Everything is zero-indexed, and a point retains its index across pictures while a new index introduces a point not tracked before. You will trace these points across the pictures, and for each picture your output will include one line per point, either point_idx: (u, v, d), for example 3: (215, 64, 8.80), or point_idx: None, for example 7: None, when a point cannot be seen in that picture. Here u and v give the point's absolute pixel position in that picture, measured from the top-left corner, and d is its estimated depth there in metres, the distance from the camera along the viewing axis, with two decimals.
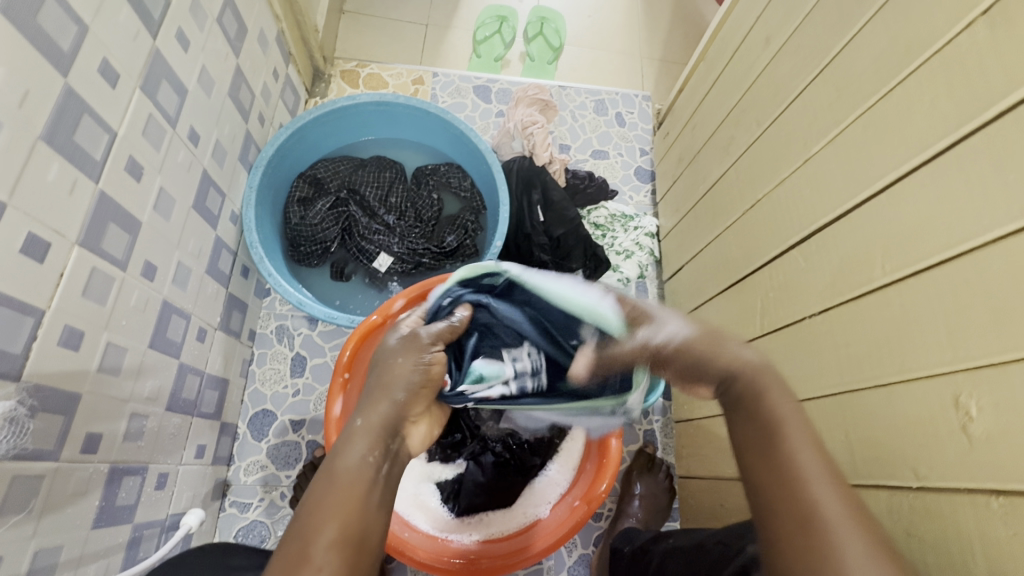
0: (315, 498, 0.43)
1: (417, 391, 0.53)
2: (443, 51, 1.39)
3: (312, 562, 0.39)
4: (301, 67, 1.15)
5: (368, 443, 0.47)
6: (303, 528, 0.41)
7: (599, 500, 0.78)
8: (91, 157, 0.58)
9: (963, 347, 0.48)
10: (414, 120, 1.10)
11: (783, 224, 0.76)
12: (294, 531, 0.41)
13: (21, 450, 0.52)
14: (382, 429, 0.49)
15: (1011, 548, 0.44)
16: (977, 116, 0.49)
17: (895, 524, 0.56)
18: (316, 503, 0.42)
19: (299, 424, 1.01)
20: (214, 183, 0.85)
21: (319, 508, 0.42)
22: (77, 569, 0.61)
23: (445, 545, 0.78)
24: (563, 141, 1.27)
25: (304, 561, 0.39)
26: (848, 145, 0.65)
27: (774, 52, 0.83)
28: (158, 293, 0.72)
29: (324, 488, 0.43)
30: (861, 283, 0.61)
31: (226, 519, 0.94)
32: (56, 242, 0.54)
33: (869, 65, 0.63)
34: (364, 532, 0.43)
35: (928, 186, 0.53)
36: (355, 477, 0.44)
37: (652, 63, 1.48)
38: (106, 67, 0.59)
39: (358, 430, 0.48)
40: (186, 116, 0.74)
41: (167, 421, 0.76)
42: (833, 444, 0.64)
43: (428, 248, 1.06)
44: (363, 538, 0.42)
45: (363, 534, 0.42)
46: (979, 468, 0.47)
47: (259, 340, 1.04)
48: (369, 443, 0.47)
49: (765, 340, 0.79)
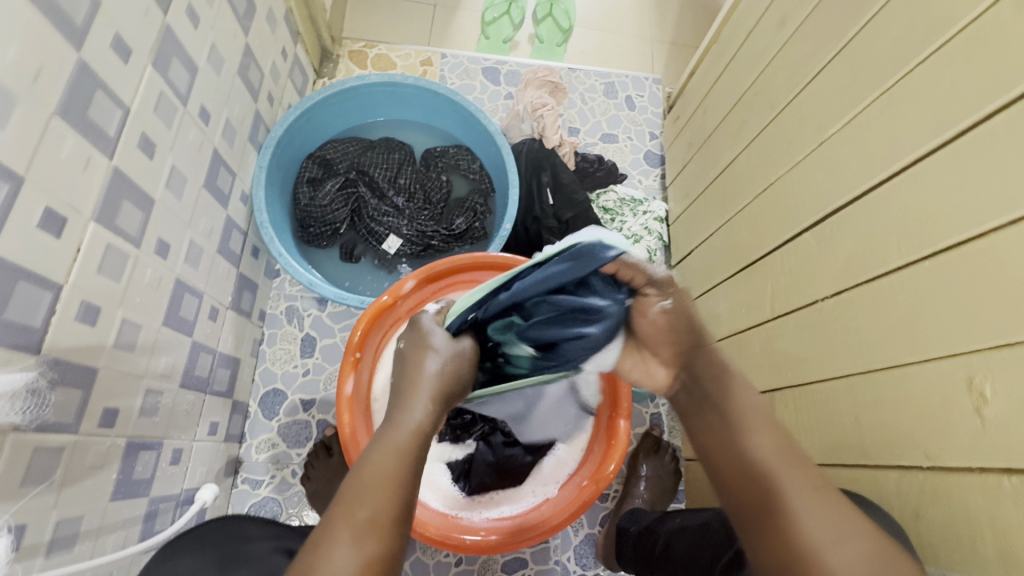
0: (381, 466, 0.44)
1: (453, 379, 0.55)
2: (451, 32, 1.37)
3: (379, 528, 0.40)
4: (309, 47, 1.14)
5: (427, 423, 0.49)
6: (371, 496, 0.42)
7: (607, 479, 0.79)
8: (104, 133, 0.58)
9: (978, 329, 0.48)
10: (423, 102, 1.09)
11: (795, 208, 0.76)
12: (357, 496, 0.42)
13: (42, 421, 0.52)
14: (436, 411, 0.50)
15: (1020, 527, 0.45)
16: (1000, 95, 0.48)
17: (904, 505, 0.56)
18: (381, 471, 0.43)
19: (310, 403, 1.02)
20: (225, 163, 0.84)
21: (386, 477, 0.43)
22: (97, 539, 0.62)
23: (455, 522, 0.78)
24: (572, 124, 1.26)
25: (373, 527, 0.40)
26: (865, 126, 0.64)
27: (790, 32, 0.81)
28: (171, 271, 0.72)
29: (389, 458, 0.44)
30: (875, 266, 0.61)
31: (238, 495, 0.96)
32: (72, 218, 0.54)
33: (889, 44, 0.62)
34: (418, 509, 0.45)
35: (947, 167, 0.53)
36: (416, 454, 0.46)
37: (663, 45, 1.46)
38: (118, 42, 0.58)
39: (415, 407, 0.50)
40: (197, 93, 0.74)
41: (181, 398, 0.77)
42: (843, 426, 0.65)
43: (437, 230, 1.06)
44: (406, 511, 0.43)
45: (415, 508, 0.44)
46: (991, 449, 0.47)
47: (269, 321, 1.05)
48: (427, 422, 0.49)
49: (774, 324, 0.79)
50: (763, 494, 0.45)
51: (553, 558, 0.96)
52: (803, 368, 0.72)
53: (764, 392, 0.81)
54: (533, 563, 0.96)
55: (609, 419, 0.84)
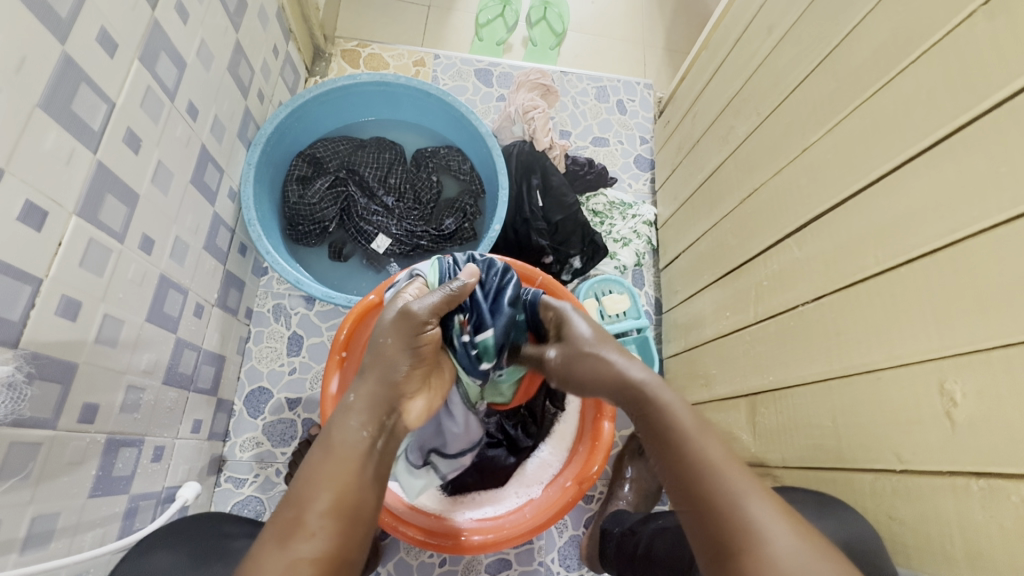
0: (306, 477, 0.46)
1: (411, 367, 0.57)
2: (445, 33, 1.38)
3: (305, 528, 0.43)
4: (301, 45, 1.14)
5: (363, 419, 0.51)
6: (298, 498, 0.44)
7: (590, 480, 0.78)
8: (88, 128, 0.57)
9: (952, 334, 0.49)
10: (414, 102, 1.09)
11: (779, 213, 0.77)
12: (289, 499, 0.45)
13: (19, 416, 0.52)
14: (374, 407, 0.52)
15: (988, 530, 0.46)
16: (974, 106, 0.49)
17: (879, 508, 0.57)
18: (313, 473, 0.46)
19: (296, 402, 1.01)
20: (213, 159, 0.84)
21: (315, 478, 0.46)
22: (74, 536, 0.62)
23: (441, 522, 0.78)
24: (563, 128, 1.26)
25: (298, 526, 0.43)
26: (846, 134, 0.65)
27: (776, 40, 0.83)
28: (156, 267, 0.72)
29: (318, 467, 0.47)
30: (853, 271, 0.62)
31: (221, 494, 0.95)
32: (54, 211, 0.54)
33: (870, 54, 0.63)
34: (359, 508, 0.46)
35: (925, 176, 0.54)
36: (349, 456, 0.48)
37: (656, 52, 1.47)
38: (104, 36, 0.58)
39: (355, 404, 0.52)
40: (185, 89, 0.74)
41: (164, 395, 0.77)
42: (823, 430, 0.65)
43: (426, 230, 1.06)
44: (358, 508, 0.46)
45: (358, 504, 0.46)
46: (961, 452, 0.48)
47: (256, 319, 1.05)
48: (363, 419, 0.51)
49: (757, 328, 0.80)
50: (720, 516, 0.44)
51: (537, 559, 0.96)
52: (785, 372, 0.72)
53: (748, 395, 0.81)
54: (517, 564, 0.96)
55: (593, 421, 0.84)
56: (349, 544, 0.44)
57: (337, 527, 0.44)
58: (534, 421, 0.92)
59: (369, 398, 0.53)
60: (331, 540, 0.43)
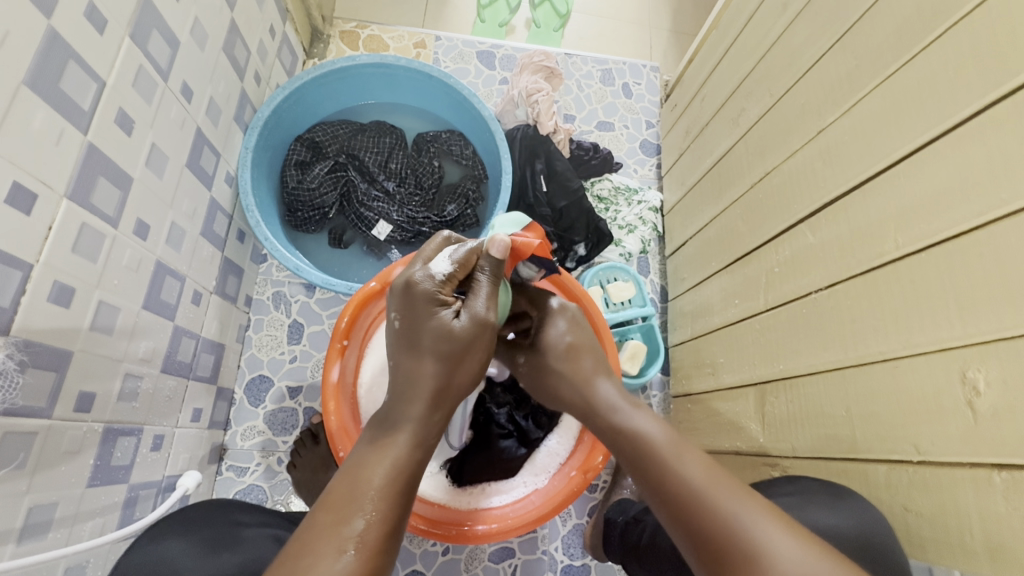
0: (334, 492, 0.43)
1: (452, 358, 0.50)
2: (446, 14, 1.34)
3: (344, 535, 0.40)
4: (298, 26, 1.11)
5: (417, 413, 0.48)
6: (336, 504, 0.42)
7: (596, 470, 0.77)
8: (78, 107, 0.55)
9: (978, 321, 0.47)
10: (415, 84, 1.06)
11: (792, 198, 0.74)
12: (328, 499, 0.42)
13: (11, 405, 0.51)
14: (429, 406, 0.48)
15: (1012, 522, 0.44)
16: (1003, 83, 0.47)
17: (894, 498, 0.56)
18: (357, 469, 0.45)
19: (297, 390, 1.00)
20: (209, 143, 0.82)
21: (357, 478, 0.44)
22: (72, 527, 0.61)
23: (445, 510, 0.78)
24: (567, 111, 1.24)
25: (338, 532, 0.40)
26: (864, 116, 0.63)
27: (791, 18, 0.80)
28: (152, 253, 0.70)
29: (345, 483, 0.43)
30: (871, 257, 0.60)
31: (223, 482, 0.94)
32: (44, 194, 0.52)
33: (893, 30, 0.61)
34: (392, 533, 0.42)
35: (949, 158, 0.51)
36: (378, 477, 0.44)
37: (662, 34, 1.43)
38: (92, 11, 0.55)
39: (413, 397, 0.49)
40: (178, 69, 0.71)
41: (162, 383, 0.76)
42: (835, 418, 0.64)
43: (428, 216, 1.04)
44: (398, 524, 0.43)
45: (398, 519, 0.43)
46: (984, 443, 0.47)
47: (256, 307, 1.03)
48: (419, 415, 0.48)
49: (766, 315, 0.78)
50: (709, 524, 0.43)
51: (541, 548, 0.96)
52: (795, 361, 0.71)
53: (757, 383, 0.80)
54: (520, 553, 0.95)
55: None
56: (381, 563, 0.41)
57: (369, 552, 0.40)
58: (545, 412, 0.90)
59: (423, 392, 0.49)
60: (373, 553, 0.40)
